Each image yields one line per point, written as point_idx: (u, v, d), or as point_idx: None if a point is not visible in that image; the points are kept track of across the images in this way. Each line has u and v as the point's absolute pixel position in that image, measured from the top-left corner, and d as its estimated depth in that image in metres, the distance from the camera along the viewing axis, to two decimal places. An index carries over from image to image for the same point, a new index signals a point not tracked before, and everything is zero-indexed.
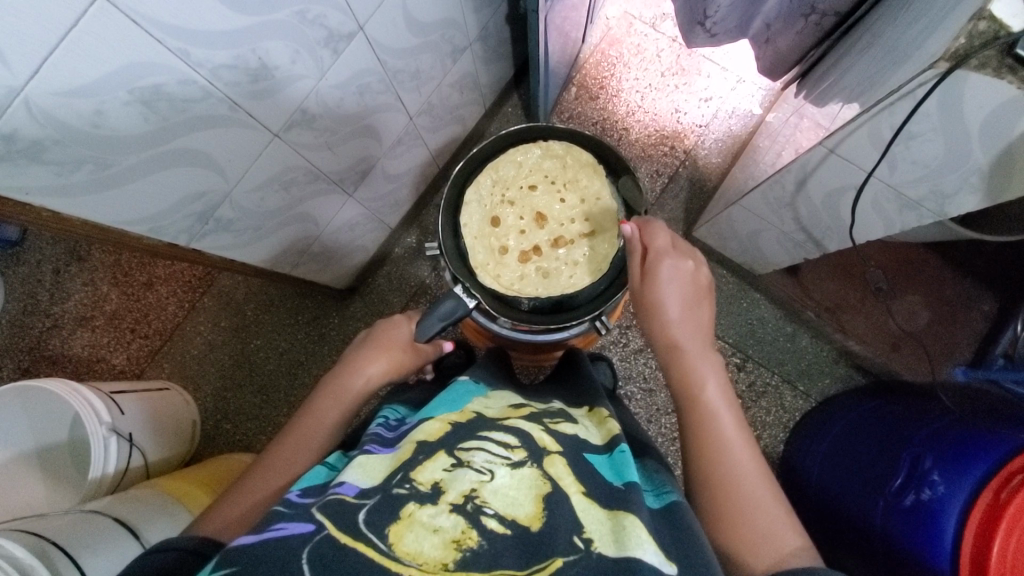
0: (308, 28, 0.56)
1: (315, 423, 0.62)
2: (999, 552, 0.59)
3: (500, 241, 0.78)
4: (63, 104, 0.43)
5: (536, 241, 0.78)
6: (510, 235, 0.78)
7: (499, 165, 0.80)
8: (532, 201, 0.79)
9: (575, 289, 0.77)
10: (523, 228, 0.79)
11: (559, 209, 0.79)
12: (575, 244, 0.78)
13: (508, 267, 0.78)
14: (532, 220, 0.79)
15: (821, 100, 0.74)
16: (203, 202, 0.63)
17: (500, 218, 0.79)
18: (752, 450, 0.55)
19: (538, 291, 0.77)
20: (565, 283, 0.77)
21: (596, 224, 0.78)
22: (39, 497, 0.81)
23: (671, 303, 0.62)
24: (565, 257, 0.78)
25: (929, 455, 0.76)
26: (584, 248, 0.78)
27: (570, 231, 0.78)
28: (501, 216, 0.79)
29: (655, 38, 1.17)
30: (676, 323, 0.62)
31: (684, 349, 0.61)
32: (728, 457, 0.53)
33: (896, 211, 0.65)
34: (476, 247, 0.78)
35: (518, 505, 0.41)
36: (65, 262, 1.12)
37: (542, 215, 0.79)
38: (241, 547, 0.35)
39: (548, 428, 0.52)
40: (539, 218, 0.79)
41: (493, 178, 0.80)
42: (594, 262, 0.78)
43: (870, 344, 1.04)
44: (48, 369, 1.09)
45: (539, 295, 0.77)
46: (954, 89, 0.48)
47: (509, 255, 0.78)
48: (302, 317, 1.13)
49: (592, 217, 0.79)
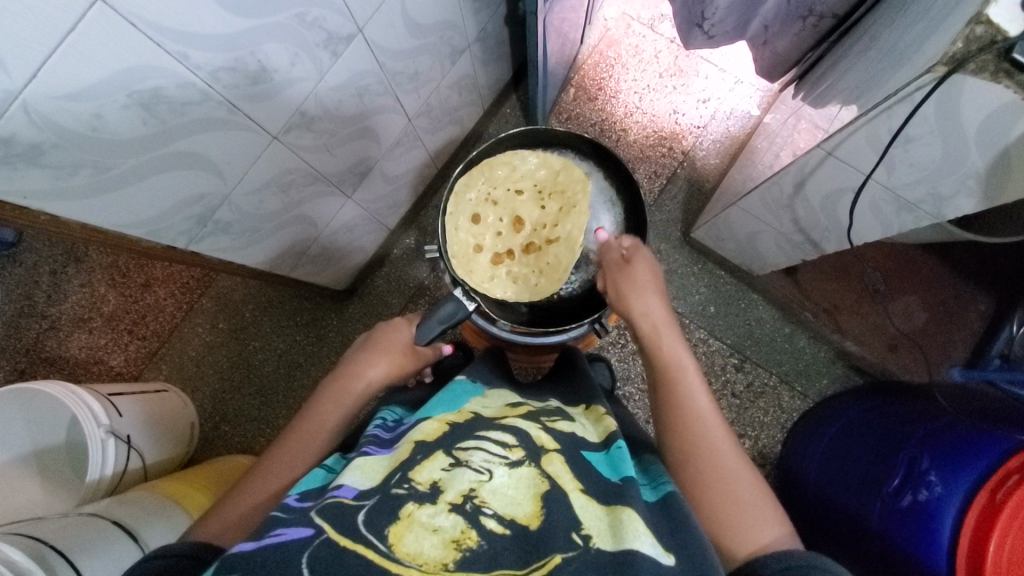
0: (307, 30, 0.56)
1: (314, 425, 0.61)
2: (996, 553, 0.60)
3: (477, 240, 0.78)
4: (62, 108, 0.43)
5: (511, 245, 0.79)
6: (487, 234, 0.78)
7: (492, 164, 0.80)
8: (515, 205, 0.79)
9: (540, 295, 0.77)
10: (502, 230, 0.79)
11: (537, 215, 0.79)
12: (546, 252, 0.78)
13: (480, 266, 0.77)
14: (510, 223, 0.79)
15: (819, 101, 0.74)
16: (202, 205, 0.63)
17: (481, 215, 0.79)
18: (729, 436, 0.56)
19: (505, 294, 0.77)
20: (532, 288, 0.78)
21: (565, 232, 0.78)
22: (36, 500, 0.81)
23: (650, 289, 0.67)
24: (534, 264, 0.78)
25: (926, 454, 0.76)
26: (550, 256, 0.78)
27: (541, 236, 0.79)
28: (483, 214, 0.79)
29: (653, 39, 1.18)
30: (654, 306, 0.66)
31: (661, 335, 0.64)
32: (704, 431, 0.55)
33: (893, 214, 0.66)
34: (453, 239, 0.77)
35: (517, 504, 0.40)
36: (61, 264, 1.12)
37: (519, 219, 0.79)
38: (240, 554, 0.35)
39: (545, 426, 0.52)
40: (517, 222, 0.79)
41: (484, 176, 0.79)
42: (554, 272, 0.77)
43: (868, 346, 1.03)
44: (45, 371, 1.09)
45: (506, 296, 0.77)
46: (952, 94, 0.49)
47: (483, 254, 0.78)
48: (301, 319, 1.13)
49: (563, 225, 0.78)
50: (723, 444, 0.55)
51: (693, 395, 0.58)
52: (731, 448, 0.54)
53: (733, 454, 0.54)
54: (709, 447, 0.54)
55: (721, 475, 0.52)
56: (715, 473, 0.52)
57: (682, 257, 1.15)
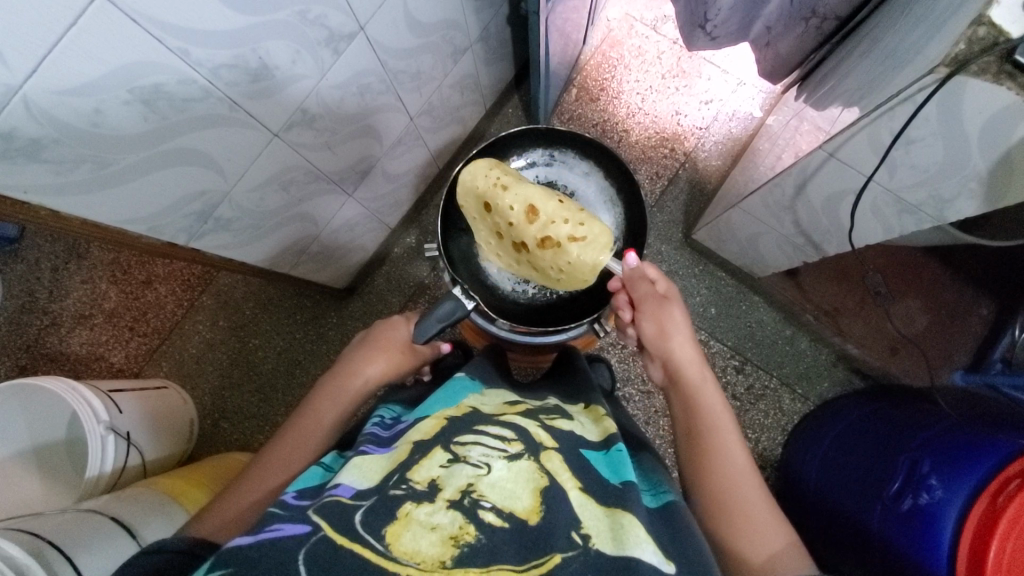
0: (308, 28, 0.57)
1: (312, 422, 0.62)
2: (996, 556, 0.60)
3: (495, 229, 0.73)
4: (62, 103, 0.43)
5: (524, 237, 0.70)
6: (502, 223, 0.72)
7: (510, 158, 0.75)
8: (528, 192, 0.69)
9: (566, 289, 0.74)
10: (514, 220, 0.70)
11: (555, 208, 0.69)
12: (563, 249, 0.68)
13: (506, 252, 0.75)
14: (523, 212, 0.69)
15: (821, 103, 0.74)
16: (202, 202, 0.63)
17: (494, 204, 0.71)
18: (754, 471, 0.58)
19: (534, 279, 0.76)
20: (554, 281, 0.72)
21: (590, 233, 0.68)
22: (36, 496, 0.81)
23: (682, 331, 0.67)
24: (552, 260, 0.69)
25: (926, 458, 0.75)
26: (570, 255, 0.68)
27: (561, 232, 0.68)
28: (495, 202, 0.71)
29: (656, 40, 1.18)
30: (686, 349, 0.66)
31: (692, 374, 0.65)
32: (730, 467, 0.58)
33: (894, 216, 0.66)
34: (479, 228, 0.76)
35: (515, 498, 0.40)
36: (63, 260, 1.12)
37: (535, 209, 0.69)
38: (236, 548, 0.35)
39: (544, 424, 0.52)
40: (531, 211, 0.69)
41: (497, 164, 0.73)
42: (574, 273, 0.70)
43: (869, 349, 1.05)
44: (46, 367, 1.09)
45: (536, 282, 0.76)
46: (953, 95, 0.49)
47: (505, 242, 0.74)
48: (300, 316, 1.13)
49: (586, 224, 0.69)
50: (747, 479, 0.57)
51: (722, 433, 0.60)
52: (754, 484, 0.56)
53: (756, 488, 0.56)
54: (733, 481, 0.56)
55: (742, 502, 0.55)
56: (736, 500, 0.55)
57: (683, 258, 1.14)
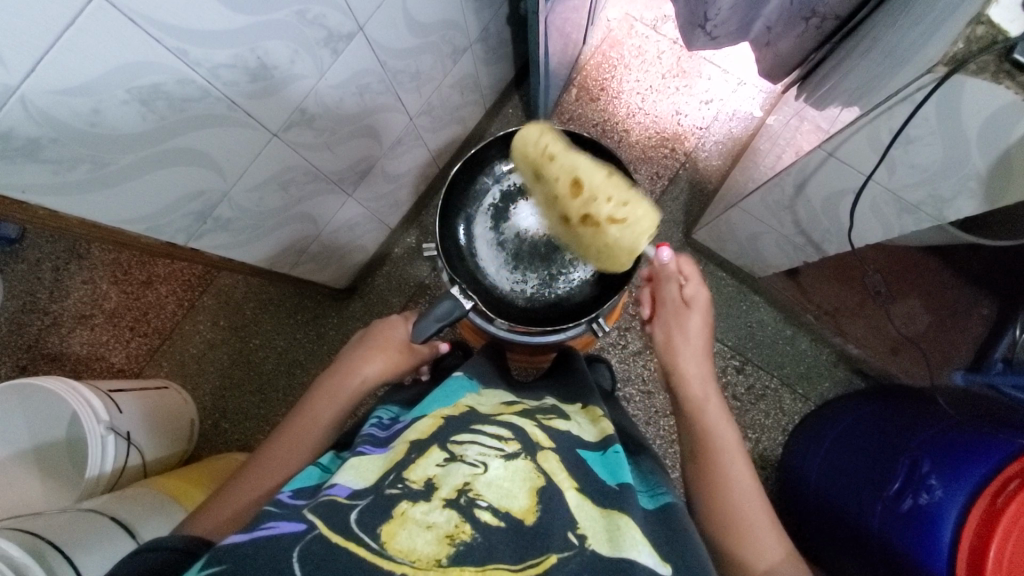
0: (307, 28, 0.57)
1: (310, 422, 0.62)
2: (996, 556, 0.59)
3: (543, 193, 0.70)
4: (60, 102, 0.43)
5: (568, 210, 0.67)
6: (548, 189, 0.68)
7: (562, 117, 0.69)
8: (575, 162, 0.65)
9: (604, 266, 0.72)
10: (558, 191, 0.66)
11: (601, 182, 0.64)
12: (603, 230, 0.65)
13: (552, 218, 0.73)
14: (567, 185, 0.65)
15: (821, 102, 0.74)
16: (201, 202, 0.63)
17: (540, 169, 0.68)
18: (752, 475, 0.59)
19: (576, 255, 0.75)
20: (593, 256, 0.70)
21: (632, 215, 0.64)
22: (36, 496, 0.81)
23: (695, 337, 0.67)
24: (592, 238, 0.67)
25: (927, 458, 0.75)
26: (609, 237, 0.65)
27: (603, 211, 0.64)
28: (541, 168, 0.68)
29: (656, 39, 1.18)
30: (697, 355, 0.66)
31: (700, 380, 0.65)
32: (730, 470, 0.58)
33: (894, 215, 0.65)
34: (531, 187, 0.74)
35: (512, 497, 0.40)
36: (64, 261, 1.12)
37: (579, 182, 0.64)
38: (231, 546, 0.35)
39: (541, 424, 0.52)
40: (575, 184, 0.65)
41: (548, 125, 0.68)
42: (613, 253, 0.67)
43: (868, 346, 1.05)
44: (47, 367, 1.09)
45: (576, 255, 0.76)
46: (951, 94, 0.48)
47: (553, 207, 0.71)
48: (301, 316, 1.14)
49: (630, 206, 0.64)
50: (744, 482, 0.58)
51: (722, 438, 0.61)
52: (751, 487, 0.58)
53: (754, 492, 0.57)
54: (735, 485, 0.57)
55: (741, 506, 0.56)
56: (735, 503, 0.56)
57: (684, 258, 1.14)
